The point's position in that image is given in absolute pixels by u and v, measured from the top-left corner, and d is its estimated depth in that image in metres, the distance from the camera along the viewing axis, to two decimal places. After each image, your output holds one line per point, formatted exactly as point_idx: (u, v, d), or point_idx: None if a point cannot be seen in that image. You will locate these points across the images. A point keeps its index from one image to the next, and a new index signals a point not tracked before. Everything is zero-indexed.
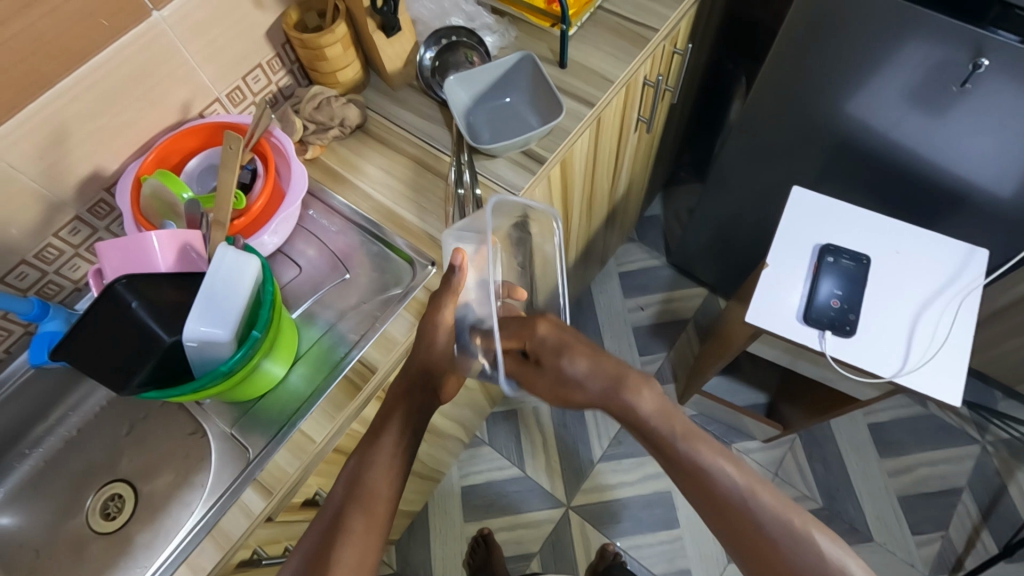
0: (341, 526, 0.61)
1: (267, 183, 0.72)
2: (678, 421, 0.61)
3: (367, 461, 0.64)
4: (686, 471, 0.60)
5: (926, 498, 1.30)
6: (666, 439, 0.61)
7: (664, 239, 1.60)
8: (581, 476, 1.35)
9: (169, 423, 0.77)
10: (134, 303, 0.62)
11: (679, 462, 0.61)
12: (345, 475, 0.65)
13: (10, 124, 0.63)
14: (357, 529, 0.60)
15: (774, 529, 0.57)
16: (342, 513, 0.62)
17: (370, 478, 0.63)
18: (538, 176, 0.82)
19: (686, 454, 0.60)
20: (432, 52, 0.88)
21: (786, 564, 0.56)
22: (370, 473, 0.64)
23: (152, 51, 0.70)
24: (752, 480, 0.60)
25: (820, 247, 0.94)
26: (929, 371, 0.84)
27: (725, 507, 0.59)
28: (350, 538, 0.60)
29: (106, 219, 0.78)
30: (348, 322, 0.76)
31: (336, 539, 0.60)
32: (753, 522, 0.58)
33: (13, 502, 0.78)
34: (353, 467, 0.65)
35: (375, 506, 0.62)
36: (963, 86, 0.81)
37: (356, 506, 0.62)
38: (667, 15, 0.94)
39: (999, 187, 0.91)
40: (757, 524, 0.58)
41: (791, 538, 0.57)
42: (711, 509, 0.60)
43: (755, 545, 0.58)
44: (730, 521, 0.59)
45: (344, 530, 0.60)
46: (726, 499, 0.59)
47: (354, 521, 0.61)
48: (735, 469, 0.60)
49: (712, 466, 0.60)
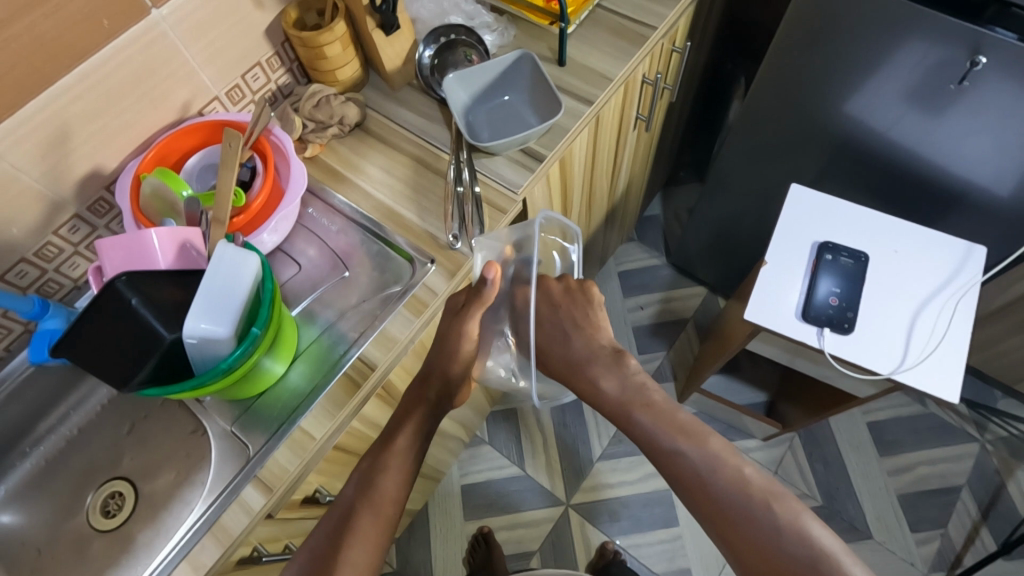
0: (348, 524, 0.63)
1: (267, 181, 0.72)
2: (650, 409, 0.68)
3: (379, 465, 0.67)
4: (654, 452, 0.67)
5: (925, 497, 1.30)
6: (630, 419, 0.69)
7: (664, 238, 1.60)
8: (581, 475, 1.35)
9: (169, 422, 0.78)
10: (134, 301, 0.62)
11: (651, 445, 0.67)
12: (358, 474, 0.68)
13: (11, 122, 0.63)
14: (364, 531, 0.63)
15: (735, 500, 0.63)
16: (352, 513, 0.64)
17: (382, 482, 0.66)
18: (537, 174, 0.82)
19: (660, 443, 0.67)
20: (431, 50, 0.89)
21: (748, 527, 0.62)
22: (381, 477, 0.66)
23: (152, 50, 0.71)
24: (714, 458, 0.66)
25: (819, 245, 0.94)
26: (928, 367, 0.85)
27: (691, 480, 0.65)
28: (356, 540, 0.62)
29: (106, 218, 0.78)
30: (348, 320, 0.76)
31: (343, 540, 0.62)
32: (715, 492, 0.64)
33: (14, 501, 0.78)
34: (366, 468, 0.68)
35: (383, 509, 0.64)
36: (962, 85, 0.81)
37: (365, 508, 0.64)
38: (666, 14, 0.94)
39: (997, 186, 0.91)
40: (720, 493, 0.64)
41: (754, 502, 0.63)
42: (683, 486, 0.66)
43: (723, 512, 0.64)
44: (697, 494, 0.65)
45: (351, 531, 0.63)
46: (693, 475, 0.65)
47: (362, 524, 0.63)
48: (699, 448, 0.66)
49: (674, 448, 0.66)
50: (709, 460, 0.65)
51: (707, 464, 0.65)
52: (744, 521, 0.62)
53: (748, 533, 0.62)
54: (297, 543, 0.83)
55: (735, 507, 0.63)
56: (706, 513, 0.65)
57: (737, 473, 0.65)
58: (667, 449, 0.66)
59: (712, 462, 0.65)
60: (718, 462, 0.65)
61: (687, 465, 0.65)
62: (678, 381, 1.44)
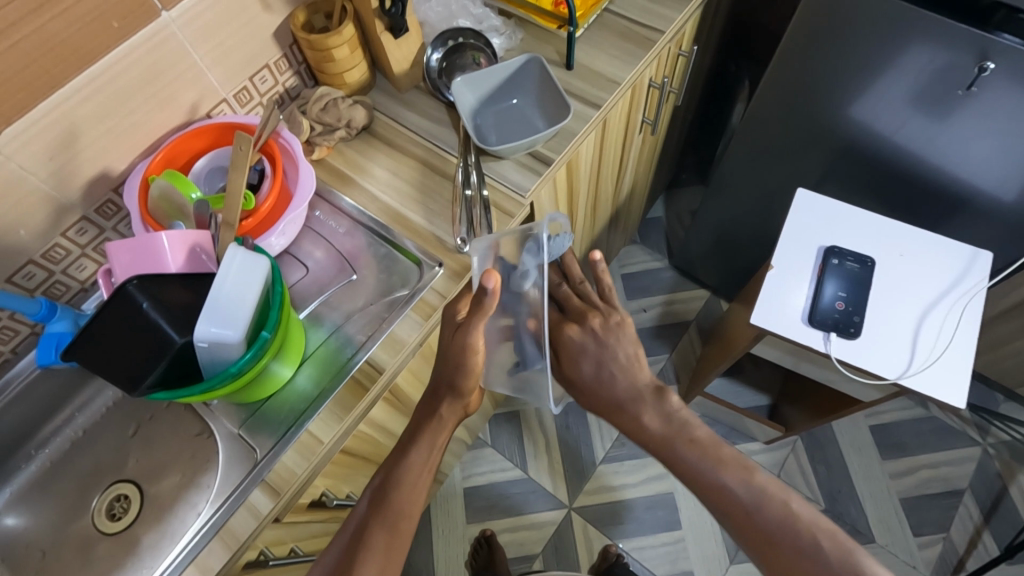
0: (362, 538, 0.64)
1: (275, 184, 0.72)
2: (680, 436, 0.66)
3: (394, 478, 0.67)
4: (691, 473, 0.65)
5: (928, 500, 1.30)
6: (669, 448, 0.67)
7: (667, 241, 1.61)
8: (584, 478, 1.35)
9: (176, 425, 0.77)
10: (145, 304, 0.61)
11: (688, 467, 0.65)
12: (372, 488, 0.68)
13: (20, 124, 0.63)
14: (376, 546, 0.63)
15: (782, 528, 0.61)
16: (364, 529, 0.64)
17: (395, 496, 0.66)
18: (545, 177, 0.82)
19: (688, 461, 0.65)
20: (439, 53, 0.89)
21: (794, 549, 0.60)
22: (395, 490, 0.66)
23: (161, 52, 0.70)
24: (758, 482, 0.63)
25: (825, 249, 0.94)
26: (935, 372, 0.85)
27: (735, 503, 0.63)
28: (369, 554, 0.62)
29: (114, 220, 0.78)
30: (355, 324, 0.76)
31: (357, 553, 0.62)
32: (761, 516, 0.61)
33: (20, 502, 0.78)
34: (379, 483, 0.68)
35: (397, 523, 0.64)
36: (969, 89, 0.81)
37: (378, 521, 0.64)
38: (672, 18, 0.94)
39: (1002, 191, 0.91)
40: (767, 518, 0.61)
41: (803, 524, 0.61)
42: (727, 511, 0.63)
43: (772, 543, 0.61)
44: (742, 519, 0.62)
45: (363, 544, 0.63)
46: (736, 500, 0.63)
47: (375, 538, 0.63)
48: (742, 471, 0.64)
49: (719, 472, 0.64)
50: (751, 488, 0.63)
51: (753, 489, 0.63)
52: (790, 542, 0.60)
53: (789, 558, 0.60)
54: (302, 546, 0.82)
55: (782, 533, 0.61)
56: (748, 540, 0.62)
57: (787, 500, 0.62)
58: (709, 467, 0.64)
59: (756, 484, 0.63)
60: (761, 484, 0.63)
61: (725, 485, 0.63)
62: (681, 383, 1.44)
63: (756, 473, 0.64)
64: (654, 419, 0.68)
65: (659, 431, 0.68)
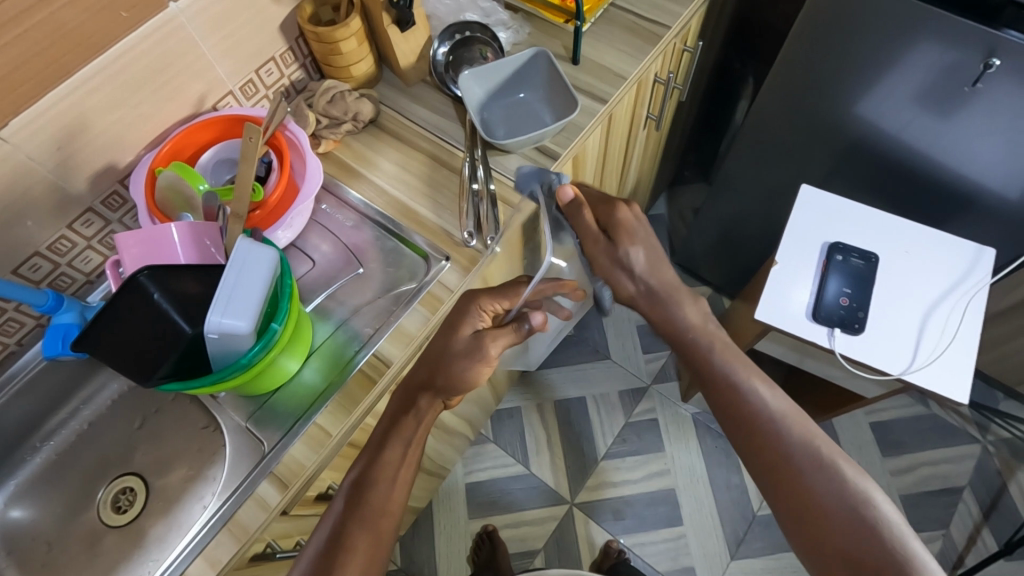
0: (341, 539, 0.58)
1: (283, 176, 0.72)
2: (717, 338, 0.69)
3: (369, 475, 0.61)
4: (724, 389, 0.66)
5: (928, 497, 1.30)
6: (704, 356, 0.68)
7: (668, 238, 1.61)
8: (586, 473, 1.35)
9: (182, 418, 0.77)
10: (157, 295, 0.63)
11: (714, 378, 0.67)
12: (350, 480, 0.62)
13: (29, 113, 0.63)
14: (359, 547, 0.57)
15: (803, 444, 0.62)
16: (342, 529, 0.58)
17: (372, 494, 0.60)
18: (551, 172, 0.82)
19: (718, 367, 0.67)
20: (446, 47, 0.88)
21: (842, 516, 0.58)
22: (371, 489, 0.60)
23: (169, 42, 0.70)
24: (785, 402, 0.65)
25: (829, 245, 0.94)
26: (938, 369, 0.85)
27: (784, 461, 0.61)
28: (350, 556, 0.56)
29: (120, 212, 0.77)
30: (361, 318, 0.76)
31: (335, 558, 0.56)
32: (803, 468, 0.61)
33: (25, 495, 0.78)
34: (354, 482, 0.61)
35: (378, 522, 0.59)
36: (976, 86, 0.81)
37: (357, 522, 0.58)
38: (679, 13, 0.94)
39: (1006, 188, 0.92)
40: (810, 473, 0.60)
41: (834, 489, 0.59)
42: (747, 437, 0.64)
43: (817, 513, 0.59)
44: (784, 483, 0.61)
45: (344, 545, 0.57)
46: (786, 453, 0.62)
47: (358, 538, 0.57)
48: (765, 388, 0.66)
49: (747, 385, 0.66)
50: (784, 404, 0.64)
51: (788, 418, 0.63)
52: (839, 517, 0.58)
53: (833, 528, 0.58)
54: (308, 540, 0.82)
55: (831, 498, 0.59)
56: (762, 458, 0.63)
57: (827, 444, 0.62)
58: (738, 387, 0.66)
59: (791, 417, 0.64)
60: (794, 414, 0.64)
61: (759, 413, 0.64)
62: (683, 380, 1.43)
63: (777, 389, 0.66)
64: (692, 309, 0.70)
65: (692, 325, 0.69)
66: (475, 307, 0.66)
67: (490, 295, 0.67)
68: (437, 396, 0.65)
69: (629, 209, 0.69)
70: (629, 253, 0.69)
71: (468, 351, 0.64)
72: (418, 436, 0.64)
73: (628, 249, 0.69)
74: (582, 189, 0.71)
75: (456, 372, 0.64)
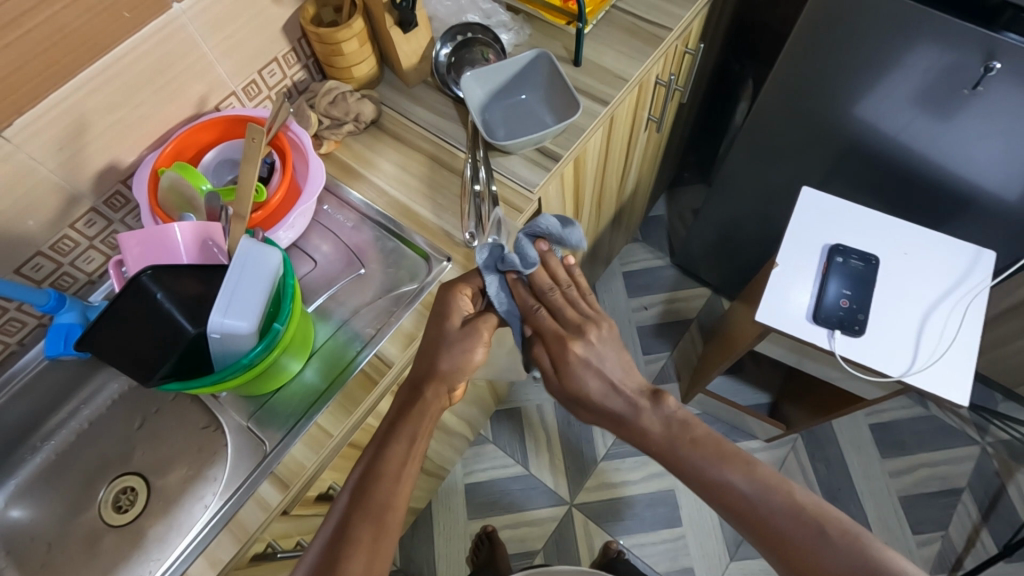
0: (345, 534, 0.55)
1: (285, 177, 0.72)
2: (689, 435, 0.59)
3: (373, 471, 0.59)
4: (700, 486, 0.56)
5: (927, 498, 1.31)
6: (671, 455, 0.58)
7: (668, 239, 1.61)
8: (585, 474, 1.35)
9: (183, 418, 0.77)
10: (160, 294, 0.63)
11: (691, 477, 0.57)
12: (355, 476, 0.60)
13: (31, 113, 0.63)
14: (365, 539, 0.55)
15: (791, 520, 0.52)
16: (348, 523, 0.56)
17: (376, 489, 0.57)
18: (552, 173, 0.82)
19: (685, 463, 0.57)
20: (448, 48, 0.89)
21: None
22: (376, 483, 0.58)
23: (172, 43, 0.70)
24: (764, 478, 0.55)
25: (829, 247, 0.95)
26: (938, 370, 0.85)
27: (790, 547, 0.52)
28: (356, 551, 0.54)
29: (121, 212, 0.78)
30: (362, 318, 0.76)
31: (341, 553, 0.54)
32: (812, 548, 0.51)
33: (26, 494, 0.78)
34: (358, 478, 0.59)
35: (383, 516, 0.56)
36: (975, 89, 0.82)
37: (363, 516, 0.56)
38: (680, 15, 0.94)
39: (1006, 190, 0.92)
40: (822, 552, 0.50)
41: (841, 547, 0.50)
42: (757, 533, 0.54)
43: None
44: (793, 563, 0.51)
45: (347, 539, 0.55)
46: (782, 534, 0.52)
47: (361, 531, 0.55)
48: (744, 470, 0.55)
49: (720, 477, 0.55)
50: (759, 485, 0.54)
51: (770, 496, 0.54)
52: None
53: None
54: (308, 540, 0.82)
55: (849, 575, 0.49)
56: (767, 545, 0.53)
57: (818, 511, 0.52)
58: (714, 483, 0.56)
59: (775, 489, 0.54)
60: (777, 485, 0.54)
61: (742, 500, 0.54)
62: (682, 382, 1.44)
63: (758, 464, 0.56)
64: (653, 421, 0.60)
65: (654, 435, 0.60)
66: (456, 295, 0.67)
67: (467, 280, 0.67)
68: (442, 387, 0.64)
69: (581, 343, 0.65)
70: (584, 387, 0.64)
71: (460, 337, 0.65)
72: (421, 430, 0.62)
73: (581, 382, 0.64)
74: (540, 323, 0.67)
75: (458, 363, 0.64)
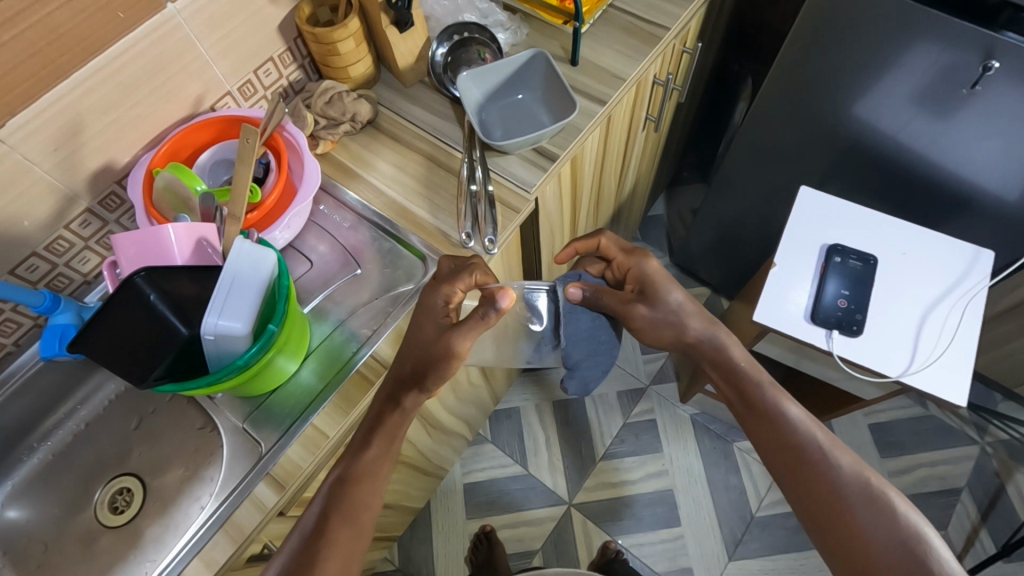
0: (323, 534, 0.61)
1: (280, 177, 0.72)
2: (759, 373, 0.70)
3: (351, 474, 0.64)
4: (769, 418, 0.67)
5: (925, 498, 1.30)
6: (753, 387, 0.69)
7: (667, 239, 1.61)
8: (584, 474, 1.35)
9: (179, 419, 0.77)
10: (153, 296, 0.63)
11: (761, 413, 0.68)
12: (333, 477, 0.65)
13: (25, 114, 0.63)
14: (341, 538, 0.61)
15: (852, 476, 0.62)
16: (326, 523, 0.62)
17: (360, 490, 0.64)
18: (549, 173, 0.82)
19: (766, 395, 0.68)
20: (444, 48, 0.88)
21: (893, 544, 0.57)
22: (357, 484, 0.64)
23: (167, 43, 0.70)
24: (829, 435, 0.65)
25: (828, 247, 0.94)
26: (937, 370, 0.85)
27: (830, 491, 0.61)
28: (332, 549, 0.59)
29: (117, 212, 0.77)
30: (359, 318, 0.76)
31: (319, 550, 0.59)
32: (854, 498, 0.60)
33: (22, 495, 0.78)
34: (337, 478, 0.64)
35: (359, 517, 0.62)
36: (974, 89, 0.81)
37: (339, 518, 0.62)
38: (677, 14, 0.94)
39: (1006, 190, 0.91)
40: (861, 503, 0.60)
41: (885, 512, 0.59)
42: (795, 469, 0.64)
43: (863, 545, 0.58)
44: (834, 512, 0.60)
45: (325, 539, 0.60)
46: (835, 481, 0.62)
47: (339, 531, 0.61)
48: (810, 419, 0.66)
49: (791, 415, 0.66)
50: (827, 437, 0.65)
51: (831, 448, 0.64)
52: (886, 540, 0.58)
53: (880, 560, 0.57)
54: None
55: (877, 526, 0.58)
56: (811, 489, 0.62)
57: (874, 474, 0.62)
58: (784, 416, 0.66)
59: (836, 450, 0.64)
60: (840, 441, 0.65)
61: (808, 443, 0.64)
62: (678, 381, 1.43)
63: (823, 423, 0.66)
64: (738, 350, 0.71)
65: (739, 364, 0.71)
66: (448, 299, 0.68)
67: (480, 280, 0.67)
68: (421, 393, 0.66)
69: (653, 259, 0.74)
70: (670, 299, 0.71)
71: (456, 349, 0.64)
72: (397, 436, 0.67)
73: (667, 295, 0.71)
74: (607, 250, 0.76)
75: None
